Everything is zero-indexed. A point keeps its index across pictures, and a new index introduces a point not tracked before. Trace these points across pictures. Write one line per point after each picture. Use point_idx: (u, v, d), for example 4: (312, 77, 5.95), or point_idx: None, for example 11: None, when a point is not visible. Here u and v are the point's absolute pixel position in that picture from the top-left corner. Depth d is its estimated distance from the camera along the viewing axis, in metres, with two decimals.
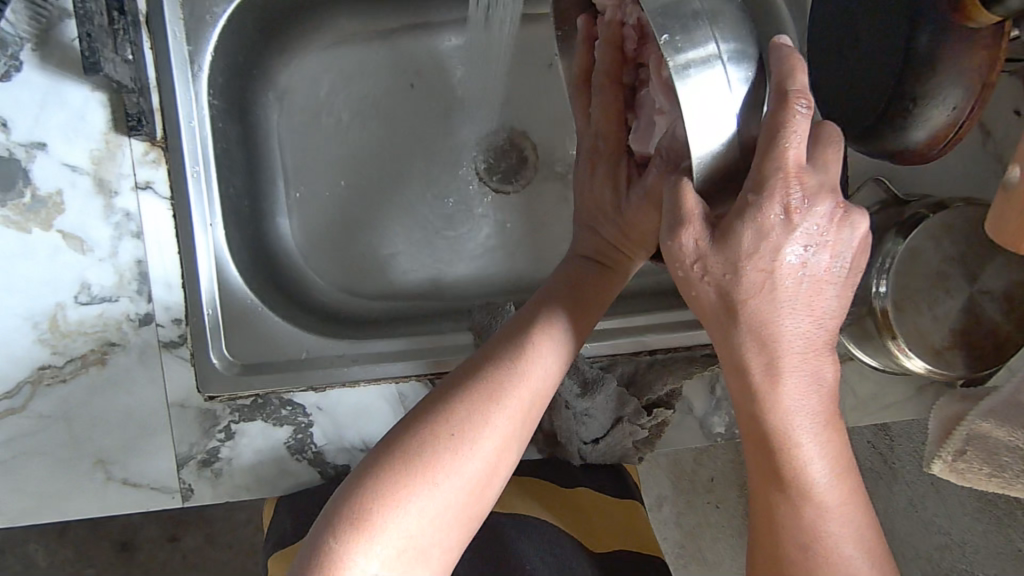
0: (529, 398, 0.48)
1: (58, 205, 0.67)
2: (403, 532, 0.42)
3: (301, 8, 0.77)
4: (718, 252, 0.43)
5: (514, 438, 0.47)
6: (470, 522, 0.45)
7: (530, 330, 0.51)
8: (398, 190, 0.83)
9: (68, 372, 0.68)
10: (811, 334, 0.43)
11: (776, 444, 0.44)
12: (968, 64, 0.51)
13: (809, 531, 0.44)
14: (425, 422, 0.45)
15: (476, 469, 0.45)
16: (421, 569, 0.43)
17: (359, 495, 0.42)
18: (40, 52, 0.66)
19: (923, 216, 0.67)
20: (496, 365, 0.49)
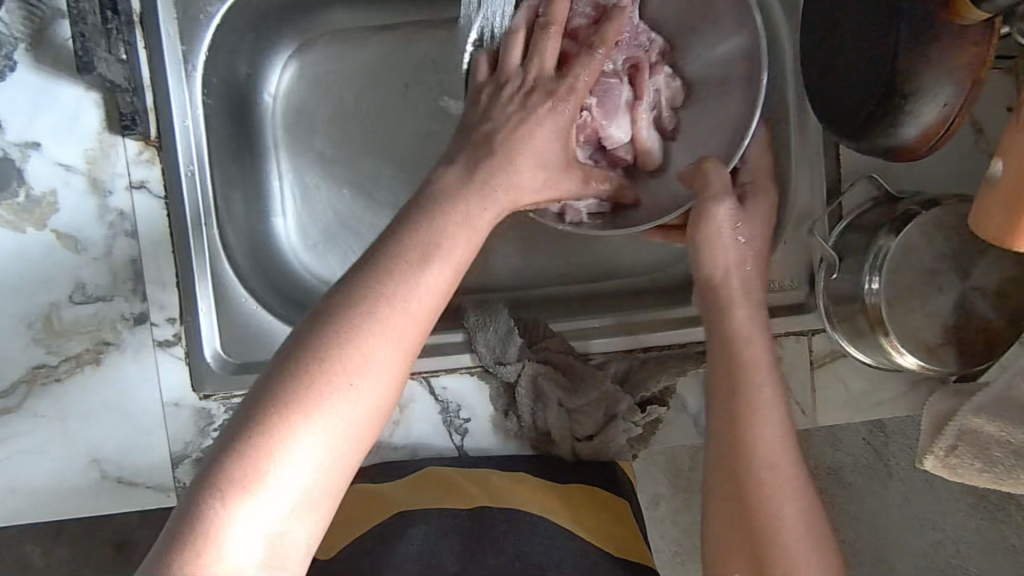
0: (404, 324, 0.46)
1: (51, 205, 0.68)
2: (284, 486, 0.43)
3: (295, 10, 0.77)
4: (740, 223, 0.63)
5: (396, 372, 0.46)
6: (357, 459, 0.46)
7: (413, 255, 0.48)
8: (355, 164, 0.81)
9: (62, 371, 0.68)
10: (755, 290, 0.63)
11: (741, 392, 0.58)
12: (960, 62, 0.51)
13: (765, 459, 0.56)
14: (295, 364, 0.44)
15: (355, 411, 0.44)
16: (308, 510, 0.44)
17: (231, 451, 0.43)
18: (34, 51, 0.66)
19: (915, 212, 0.67)
20: (370, 295, 0.46)
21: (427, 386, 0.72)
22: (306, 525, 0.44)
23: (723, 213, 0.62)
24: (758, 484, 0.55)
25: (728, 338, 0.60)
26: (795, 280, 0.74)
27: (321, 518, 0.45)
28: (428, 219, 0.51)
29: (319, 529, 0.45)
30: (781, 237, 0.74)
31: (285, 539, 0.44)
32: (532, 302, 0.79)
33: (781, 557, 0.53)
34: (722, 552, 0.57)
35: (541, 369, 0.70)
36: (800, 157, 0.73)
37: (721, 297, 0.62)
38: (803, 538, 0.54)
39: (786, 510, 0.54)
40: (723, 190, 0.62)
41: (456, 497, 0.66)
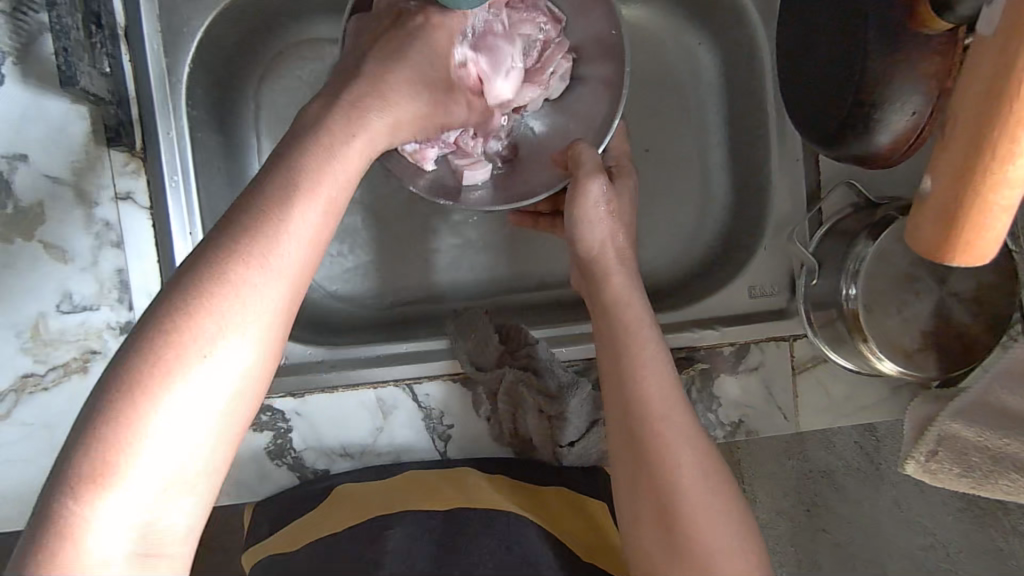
0: (270, 281, 0.42)
1: (38, 215, 0.68)
2: (146, 472, 0.39)
3: (279, 23, 0.78)
4: (612, 199, 0.63)
5: (261, 347, 0.42)
6: (231, 434, 0.42)
7: (280, 209, 0.43)
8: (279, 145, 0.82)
9: (50, 380, 0.69)
10: (626, 254, 0.63)
11: (625, 357, 0.58)
12: (925, 73, 0.50)
13: (656, 413, 0.56)
14: (140, 342, 0.40)
15: (218, 384, 0.41)
16: (183, 496, 0.41)
17: (83, 446, 0.39)
18: (21, 66, 0.65)
19: (893, 218, 0.67)
20: (223, 258, 0.42)
21: (409, 394, 0.73)
22: (183, 506, 0.41)
23: (596, 188, 0.61)
24: (654, 441, 0.55)
25: (609, 305, 0.61)
26: (776, 286, 0.75)
27: (200, 496, 0.42)
28: (293, 168, 0.45)
29: (199, 508, 0.42)
30: (761, 244, 0.75)
31: (159, 525, 0.40)
32: (521, 309, 0.80)
33: (685, 502, 0.53)
34: (631, 511, 0.56)
35: (521, 376, 0.71)
36: (780, 164, 0.74)
37: (596, 270, 0.63)
38: (702, 481, 0.54)
39: (683, 460, 0.55)
40: (596, 168, 0.62)
41: (438, 500, 0.67)
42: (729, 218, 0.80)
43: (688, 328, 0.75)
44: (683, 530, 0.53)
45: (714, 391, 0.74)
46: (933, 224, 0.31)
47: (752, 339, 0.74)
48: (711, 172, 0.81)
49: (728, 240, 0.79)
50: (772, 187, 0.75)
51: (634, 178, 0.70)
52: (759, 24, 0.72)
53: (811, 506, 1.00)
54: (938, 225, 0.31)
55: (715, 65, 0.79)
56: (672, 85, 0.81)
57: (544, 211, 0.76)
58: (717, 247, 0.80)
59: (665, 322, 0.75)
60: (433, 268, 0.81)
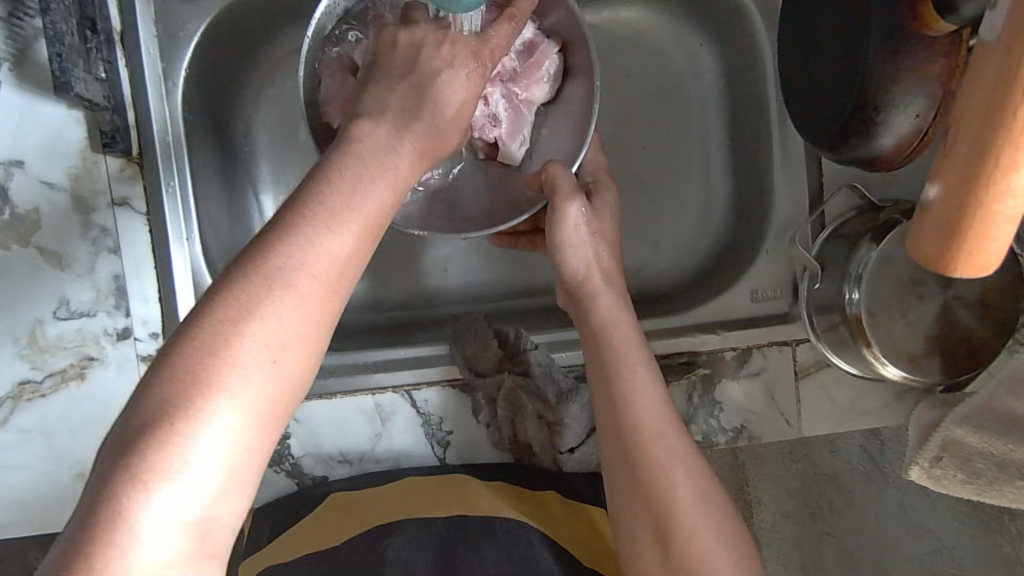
0: (329, 275, 0.42)
1: (34, 221, 0.67)
2: (200, 472, 0.37)
3: (276, 26, 0.77)
4: (590, 219, 0.62)
5: (316, 343, 0.42)
6: (281, 433, 0.41)
7: (338, 204, 0.43)
8: (277, 149, 0.82)
9: (47, 387, 0.68)
10: (610, 273, 0.63)
11: (617, 381, 0.58)
12: (929, 74, 0.49)
13: (649, 437, 0.56)
14: (199, 336, 0.39)
15: (276, 381, 0.40)
16: (237, 494, 0.39)
17: (143, 437, 0.37)
18: (17, 71, 0.63)
19: (896, 221, 0.66)
20: (286, 256, 0.40)
21: (408, 400, 0.72)
22: (230, 510, 0.39)
23: (576, 212, 0.60)
24: (647, 464, 0.55)
25: (597, 330, 0.60)
26: (779, 289, 0.74)
27: (246, 499, 0.40)
28: (347, 167, 0.44)
29: (243, 512, 0.40)
30: (763, 247, 0.74)
31: (211, 527, 0.38)
32: (520, 313, 0.80)
33: (680, 524, 0.54)
34: (626, 531, 0.57)
35: (520, 382, 0.71)
36: (782, 165, 0.73)
37: (585, 294, 0.62)
38: (697, 502, 0.55)
39: (678, 482, 0.55)
40: (573, 190, 0.61)
41: (433, 505, 0.66)
42: (730, 220, 0.79)
43: (689, 332, 0.74)
44: (678, 551, 0.54)
45: (716, 396, 0.74)
46: (935, 236, 0.31)
47: (755, 343, 0.73)
48: (712, 174, 0.80)
49: (730, 243, 0.78)
50: (773, 190, 0.74)
51: (614, 190, 0.69)
52: (760, 25, 0.72)
53: (815, 508, 1.00)
54: (941, 237, 0.31)
55: (715, 66, 0.79)
56: (673, 87, 0.80)
57: (523, 231, 0.75)
58: (719, 250, 0.79)
59: (665, 327, 0.74)
60: (433, 272, 0.81)
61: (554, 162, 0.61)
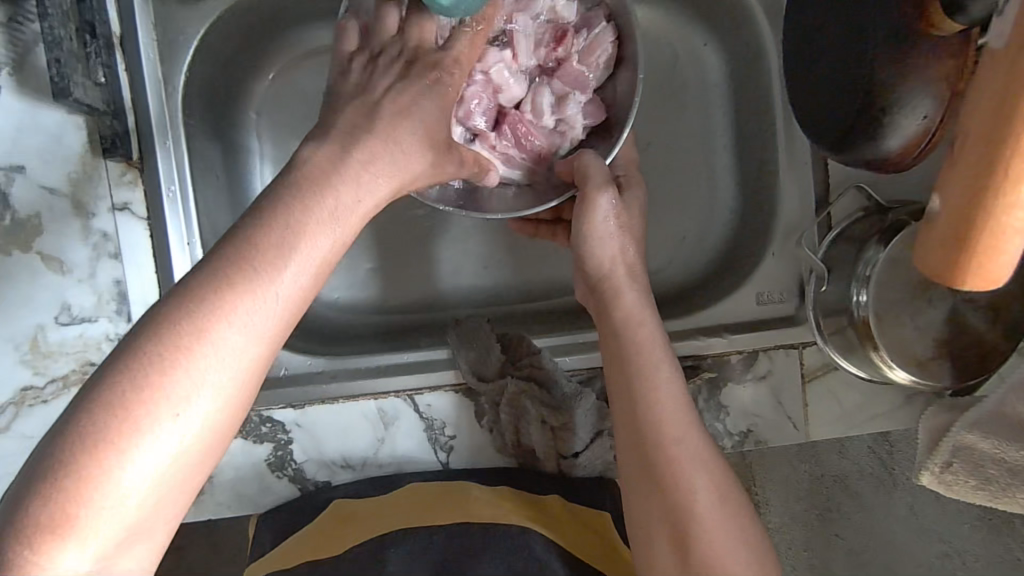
0: (250, 328, 0.42)
1: (36, 227, 0.66)
2: (104, 525, 0.38)
3: (277, 27, 0.77)
4: (620, 213, 0.62)
5: (234, 396, 0.42)
6: (195, 481, 0.42)
7: (263, 255, 0.42)
8: (281, 152, 0.81)
9: (49, 394, 0.68)
10: (635, 268, 0.63)
11: (637, 383, 0.57)
12: (934, 75, 0.48)
13: (671, 436, 0.55)
14: (111, 387, 0.38)
15: (186, 438, 0.40)
16: (142, 542, 0.40)
17: (43, 493, 0.37)
18: (16, 76, 0.63)
19: (904, 224, 0.65)
20: (202, 311, 0.41)
21: (411, 404, 0.72)
22: (136, 554, 0.40)
23: (605, 202, 0.60)
24: (667, 465, 0.54)
25: (620, 328, 0.60)
26: (785, 292, 0.73)
27: (154, 542, 0.41)
28: (282, 211, 0.44)
29: (154, 552, 0.42)
30: (769, 249, 0.73)
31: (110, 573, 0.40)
32: (525, 316, 0.79)
33: (701, 528, 0.53)
34: (645, 532, 0.56)
35: (523, 387, 0.70)
36: (788, 166, 0.72)
37: (607, 289, 0.62)
38: (717, 506, 0.54)
39: (698, 485, 0.54)
40: (604, 181, 0.61)
41: (442, 513, 0.67)
42: (736, 222, 0.78)
43: (693, 335, 0.73)
44: (699, 555, 0.52)
45: (723, 400, 0.73)
46: (946, 246, 0.30)
47: (761, 346, 0.72)
48: (718, 175, 0.79)
49: (736, 245, 0.77)
50: (782, 191, 0.73)
51: (644, 189, 0.68)
52: (765, 23, 0.71)
53: (823, 509, 0.98)
54: (948, 252, 0.30)
55: (721, 65, 0.78)
56: (678, 88, 0.79)
57: (545, 219, 0.75)
58: (725, 252, 0.78)
59: (669, 329, 0.73)
60: (435, 275, 0.80)
61: (588, 151, 0.62)
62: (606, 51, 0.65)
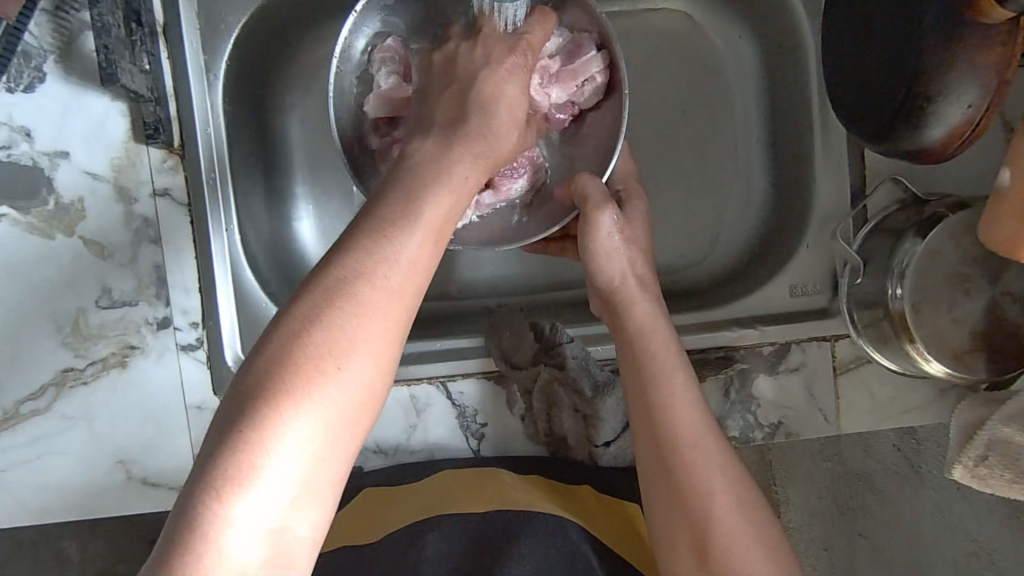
0: (397, 285, 0.43)
1: (79, 212, 0.69)
2: (278, 478, 0.39)
3: (315, 18, 0.77)
4: (624, 227, 0.63)
5: (385, 353, 0.42)
6: (356, 441, 0.42)
7: (396, 222, 0.44)
8: (316, 141, 0.82)
9: (89, 375, 0.70)
10: (642, 274, 0.64)
11: (652, 392, 0.57)
12: (982, 64, 0.49)
13: (683, 444, 0.55)
14: (277, 345, 0.41)
15: (345, 393, 0.41)
16: (315, 505, 0.41)
17: (220, 451, 0.39)
18: (63, 64, 0.67)
19: (942, 216, 0.65)
20: (350, 271, 0.42)
21: (443, 391, 0.72)
22: (308, 519, 0.41)
23: (606, 220, 0.62)
24: (685, 466, 0.54)
25: (635, 335, 0.61)
26: (819, 284, 0.73)
27: (324, 509, 0.41)
28: (404, 187, 0.46)
29: (325, 520, 0.42)
30: (803, 241, 0.73)
31: (288, 536, 0.40)
32: (555, 307, 0.80)
33: (719, 528, 0.52)
34: (667, 538, 0.55)
35: (557, 375, 0.71)
36: (823, 159, 0.72)
37: (619, 300, 0.63)
38: (736, 509, 0.53)
39: (716, 486, 0.53)
40: (604, 198, 0.62)
41: (471, 501, 0.66)
42: (768, 215, 0.78)
43: (725, 327, 0.73)
44: (717, 555, 0.51)
45: (753, 391, 0.73)
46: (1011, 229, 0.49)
47: (793, 338, 0.72)
48: (750, 168, 0.79)
49: (767, 238, 0.77)
50: (815, 184, 0.73)
51: (645, 200, 0.68)
52: (803, 18, 0.71)
53: (845, 508, 0.97)
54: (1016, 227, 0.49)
55: (756, 58, 0.78)
56: (712, 80, 0.79)
57: (553, 237, 0.74)
58: (758, 245, 0.78)
59: (702, 320, 0.73)
60: (464, 266, 0.81)
61: (579, 174, 0.63)
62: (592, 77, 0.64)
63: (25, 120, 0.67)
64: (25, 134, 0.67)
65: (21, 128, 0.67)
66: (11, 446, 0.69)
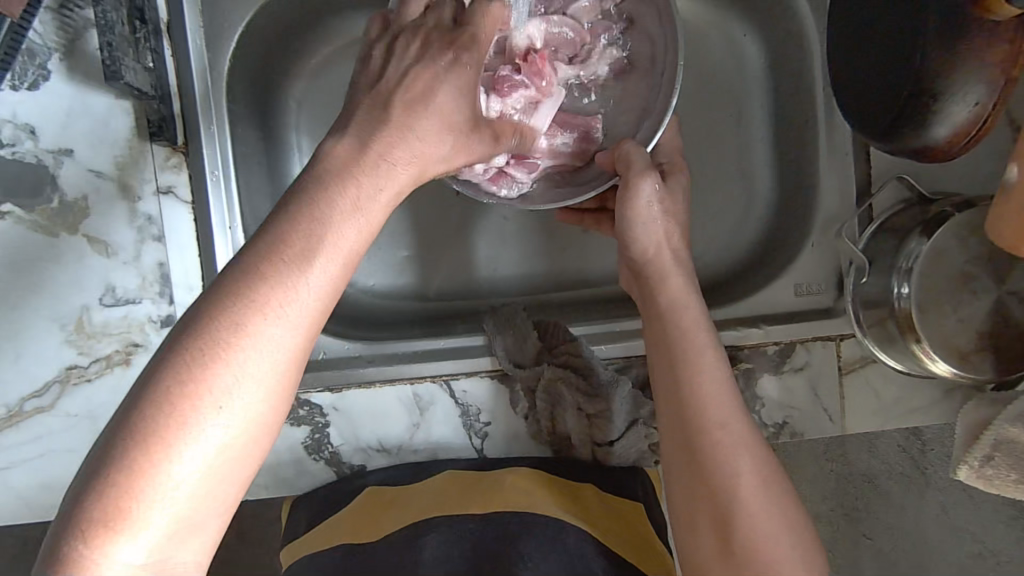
0: (291, 313, 0.42)
1: (83, 209, 0.68)
2: (158, 515, 0.39)
3: (318, 15, 0.77)
4: (664, 198, 0.62)
5: (275, 384, 0.42)
6: (245, 470, 0.42)
7: (294, 247, 0.42)
8: (320, 138, 0.82)
9: (93, 372, 0.70)
10: (679, 250, 0.62)
11: (680, 371, 0.56)
12: (990, 60, 0.48)
13: (713, 424, 0.54)
14: (154, 385, 0.39)
15: (230, 427, 0.40)
16: (198, 535, 0.41)
17: (97, 491, 0.38)
18: (68, 61, 0.67)
19: (947, 214, 0.65)
20: (238, 302, 0.41)
21: (446, 390, 0.72)
22: (190, 548, 0.41)
23: (648, 188, 0.60)
24: (712, 447, 0.54)
25: (666, 310, 0.59)
26: (824, 284, 0.73)
27: (207, 537, 0.42)
28: (313, 201, 0.43)
29: (209, 547, 0.42)
30: (808, 240, 0.73)
31: (167, 569, 0.40)
32: (558, 306, 0.80)
33: (745, 513, 0.51)
34: (688, 521, 0.54)
35: (560, 374, 0.71)
36: (828, 157, 0.72)
37: (651, 273, 0.61)
38: (762, 495, 0.52)
39: (743, 468, 0.53)
40: (648, 166, 0.61)
41: (473, 501, 0.67)
42: (773, 213, 0.78)
43: (731, 326, 0.73)
44: (742, 538, 0.51)
45: (758, 391, 0.72)
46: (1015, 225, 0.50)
47: (798, 338, 0.72)
48: (754, 167, 0.79)
49: (772, 237, 0.77)
50: (821, 182, 0.72)
51: (687, 176, 0.69)
52: (808, 15, 0.70)
53: (850, 510, 0.96)
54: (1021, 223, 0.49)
55: (761, 56, 0.77)
56: (717, 78, 0.79)
57: (590, 208, 0.75)
58: (762, 244, 0.78)
59: None
60: (467, 264, 0.81)
61: (626, 142, 0.62)
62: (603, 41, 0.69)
63: (29, 118, 0.67)
64: (30, 132, 0.67)
65: (25, 125, 0.67)
66: (14, 444, 0.69)
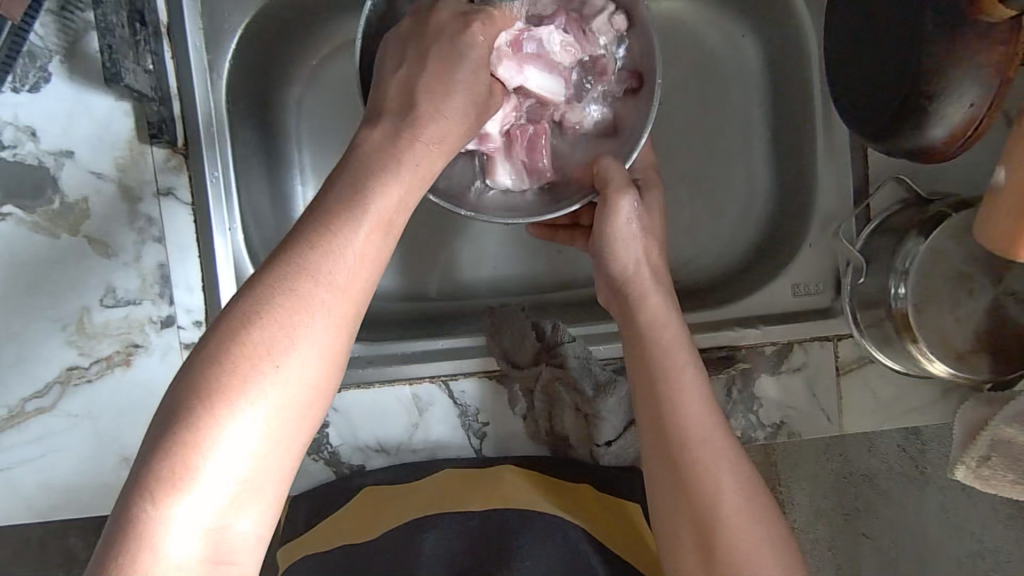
0: (344, 278, 0.43)
1: (84, 211, 0.69)
2: (218, 477, 0.39)
3: (317, 17, 0.77)
4: (641, 214, 0.63)
5: (330, 348, 0.43)
6: (303, 434, 0.43)
7: (345, 214, 0.44)
8: (319, 139, 0.82)
9: (94, 373, 0.70)
10: (656, 267, 0.63)
11: (661, 388, 0.57)
12: (982, 63, 0.48)
13: (694, 442, 0.54)
14: (217, 344, 0.41)
15: (287, 388, 0.41)
16: (257, 503, 0.41)
17: (160, 452, 0.39)
18: (68, 64, 0.67)
19: (944, 215, 0.65)
20: (293, 267, 0.42)
21: (444, 390, 0.72)
22: (251, 516, 0.41)
23: (627, 204, 0.61)
24: (692, 465, 0.54)
25: (646, 328, 0.60)
26: (821, 284, 0.73)
27: (268, 503, 0.42)
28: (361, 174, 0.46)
29: (268, 517, 0.42)
30: (806, 240, 0.73)
31: (228, 535, 0.40)
32: (555, 306, 0.80)
33: (728, 530, 0.52)
34: (671, 540, 0.54)
35: (557, 375, 0.71)
36: (825, 159, 0.72)
37: (632, 291, 0.62)
38: (745, 510, 0.53)
39: (726, 485, 0.53)
40: (626, 182, 0.61)
41: (471, 500, 0.67)
42: (771, 214, 0.78)
43: (728, 326, 0.73)
44: (726, 556, 0.51)
45: (756, 392, 0.72)
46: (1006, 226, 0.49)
47: (795, 338, 0.72)
48: (752, 168, 0.79)
49: (770, 238, 0.77)
50: (818, 183, 0.73)
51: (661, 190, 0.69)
52: (805, 17, 0.71)
53: (850, 509, 0.96)
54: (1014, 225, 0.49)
55: (760, 57, 0.78)
56: (715, 79, 0.79)
57: (562, 224, 0.75)
58: (760, 245, 0.78)
59: (703, 320, 0.73)
60: (466, 265, 0.81)
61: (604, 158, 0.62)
62: (616, 60, 0.66)
63: (30, 120, 0.67)
64: (31, 134, 0.68)
65: (26, 127, 0.67)
66: (16, 444, 0.69)
